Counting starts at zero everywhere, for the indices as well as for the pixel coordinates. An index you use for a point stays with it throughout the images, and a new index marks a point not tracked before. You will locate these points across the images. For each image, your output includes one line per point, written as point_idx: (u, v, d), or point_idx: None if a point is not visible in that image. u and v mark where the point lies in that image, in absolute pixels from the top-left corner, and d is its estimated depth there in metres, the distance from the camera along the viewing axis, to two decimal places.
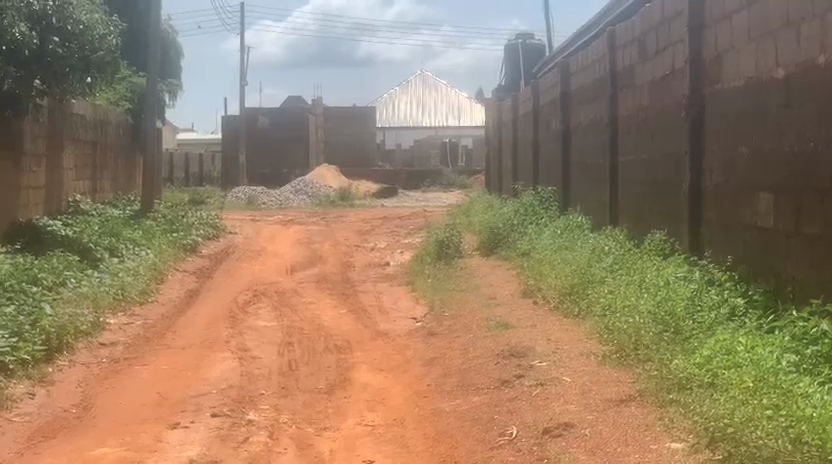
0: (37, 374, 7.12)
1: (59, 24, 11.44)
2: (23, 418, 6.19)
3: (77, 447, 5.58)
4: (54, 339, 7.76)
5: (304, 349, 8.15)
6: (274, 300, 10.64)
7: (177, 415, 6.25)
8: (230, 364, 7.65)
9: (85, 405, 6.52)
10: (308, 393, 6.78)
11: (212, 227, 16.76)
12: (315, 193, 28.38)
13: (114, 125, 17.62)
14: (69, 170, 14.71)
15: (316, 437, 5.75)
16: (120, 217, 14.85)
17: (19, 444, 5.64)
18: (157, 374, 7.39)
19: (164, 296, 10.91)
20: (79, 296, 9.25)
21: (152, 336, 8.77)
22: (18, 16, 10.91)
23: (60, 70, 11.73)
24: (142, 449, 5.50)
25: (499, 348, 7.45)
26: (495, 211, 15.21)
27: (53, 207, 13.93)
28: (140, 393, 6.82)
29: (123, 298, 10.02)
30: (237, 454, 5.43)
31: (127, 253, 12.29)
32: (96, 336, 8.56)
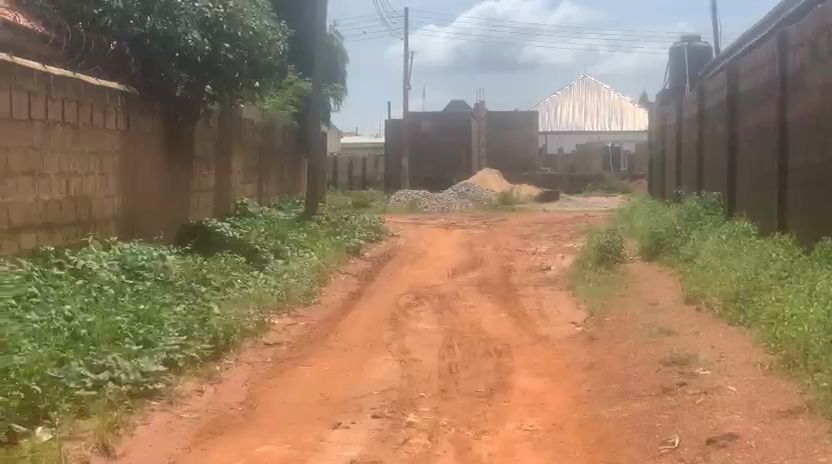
0: (205, 372, 7.31)
1: (230, 31, 11.77)
2: (191, 414, 6.37)
3: (242, 444, 5.71)
4: (222, 336, 7.98)
5: (464, 352, 8.19)
6: (435, 303, 10.71)
7: (339, 415, 6.34)
8: (392, 366, 7.73)
9: (251, 403, 6.67)
10: (467, 396, 6.81)
11: (375, 230, 16.92)
12: (478, 197, 28.42)
13: (280, 129, 17.98)
14: (237, 173, 15.10)
15: (475, 441, 5.76)
16: (286, 219, 15.17)
17: (187, 440, 5.80)
18: (320, 374, 7.52)
19: (327, 297, 11.09)
20: (247, 297, 9.50)
21: (315, 336, 8.93)
22: (191, 23, 11.34)
23: (231, 77, 12.03)
24: (305, 448, 5.61)
25: (660, 354, 7.35)
26: (658, 216, 15.01)
27: (222, 209, 14.29)
28: (303, 393, 6.94)
29: (288, 300, 10.21)
30: (398, 455, 5.48)
31: (292, 255, 12.54)
32: (261, 336, 8.74)
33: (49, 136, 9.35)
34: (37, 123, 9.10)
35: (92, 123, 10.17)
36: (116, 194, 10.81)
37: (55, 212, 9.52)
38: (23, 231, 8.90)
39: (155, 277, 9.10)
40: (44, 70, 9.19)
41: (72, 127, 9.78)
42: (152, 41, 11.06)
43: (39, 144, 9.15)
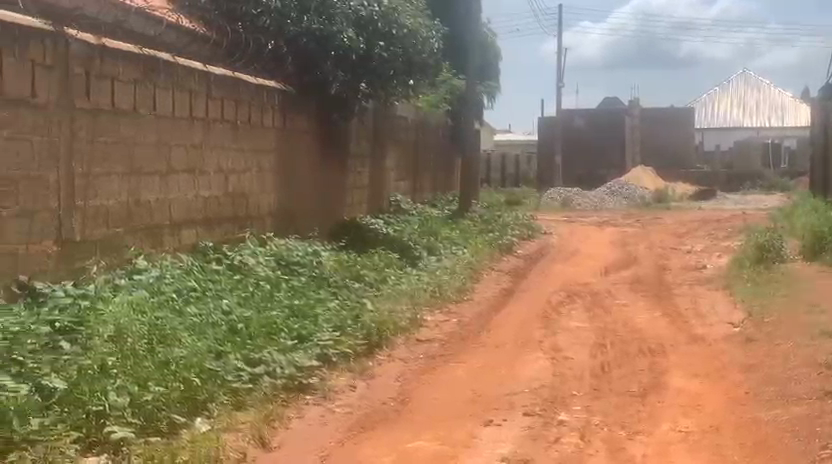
0: (358, 367, 7.34)
1: (384, 29, 11.84)
2: (344, 409, 6.40)
3: (395, 439, 5.75)
4: (376, 332, 8.08)
5: (617, 351, 8.10)
6: (587, 301, 10.62)
7: (491, 412, 6.34)
8: (544, 364, 7.70)
9: (403, 398, 6.71)
10: (620, 395, 6.73)
11: (527, 227, 16.86)
12: (632, 195, 28.08)
13: (434, 127, 18.07)
14: (391, 170, 15.23)
15: (628, 441, 5.70)
16: (439, 216, 15.25)
17: (340, 434, 5.85)
18: (472, 370, 7.53)
19: (479, 293, 11.09)
20: (400, 293, 9.59)
21: (467, 333, 8.94)
22: (347, 22, 11.41)
23: (385, 74, 12.01)
24: (457, 444, 5.62)
25: (822, 357, 7.15)
26: (820, 215, 14.61)
27: (376, 205, 14.44)
28: (455, 389, 6.96)
29: (440, 296, 10.24)
30: (549, 454, 5.45)
31: (444, 252, 12.59)
32: (414, 332, 8.75)
33: (209, 134, 9.58)
34: (198, 121, 9.33)
35: (250, 121, 10.39)
36: (273, 191, 11.02)
37: (215, 208, 9.76)
38: (183, 227, 9.17)
39: (310, 273, 9.26)
40: (204, 70, 9.42)
41: (231, 125, 10.01)
42: (309, 39, 11.22)
43: (200, 142, 9.39)
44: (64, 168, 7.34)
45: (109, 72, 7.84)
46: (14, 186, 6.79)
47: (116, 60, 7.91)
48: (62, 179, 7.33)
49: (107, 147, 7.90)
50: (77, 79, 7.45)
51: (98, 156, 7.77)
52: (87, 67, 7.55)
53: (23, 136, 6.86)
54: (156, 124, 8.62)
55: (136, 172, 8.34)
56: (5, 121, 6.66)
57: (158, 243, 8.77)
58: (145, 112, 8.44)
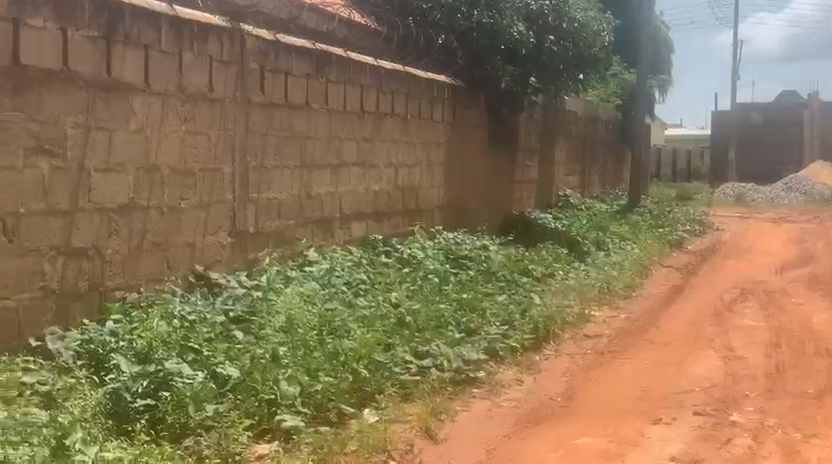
0: (525, 362, 7.30)
1: (555, 23, 11.78)
2: (512, 402, 6.37)
3: (563, 435, 5.70)
4: (543, 326, 8.03)
5: (792, 351, 7.88)
6: (761, 299, 10.37)
7: (660, 410, 6.24)
8: (715, 363, 7.54)
9: (570, 394, 6.65)
10: (795, 397, 6.55)
11: (699, 223, 16.55)
12: (809, 191, 27.30)
13: (604, 122, 17.89)
14: (560, 165, 15.15)
15: (803, 444, 5.54)
16: (608, 212, 15.09)
17: (508, 428, 5.83)
18: (641, 368, 7.42)
19: (649, 289, 10.93)
20: (567, 288, 9.52)
21: (637, 329, 8.82)
22: (517, 15, 11.43)
23: (554, 69, 12.02)
24: (625, 442, 5.55)
25: None
26: None
27: (545, 200, 14.39)
28: (623, 386, 6.87)
29: (609, 291, 10.12)
30: (720, 455, 5.34)
31: (613, 247, 12.45)
32: (582, 327, 8.65)
33: (380, 127, 9.68)
34: (369, 115, 9.44)
35: (420, 114, 10.46)
36: (442, 185, 11.10)
37: (385, 202, 9.88)
38: (354, 220, 9.31)
39: (478, 267, 9.28)
40: (375, 64, 9.51)
41: (401, 119, 10.09)
42: (479, 35, 11.18)
43: (370, 135, 9.50)
44: (239, 161, 7.52)
45: (283, 67, 7.99)
46: (193, 178, 6.99)
47: (290, 55, 8.06)
48: (238, 171, 7.51)
49: (281, 140, 8.05)
50: (252, 74, 7.62)
51: (272, 150, 7.93)
52: (262, 62, 7.71)
53: (201, 130, 7.05)
54: (328, 118, 8.75)
55: (308, 165, 8.49)
56: (184, 115, 6.85)
57: (329, 235, 8.92)
58: (318, 106, 8.58)
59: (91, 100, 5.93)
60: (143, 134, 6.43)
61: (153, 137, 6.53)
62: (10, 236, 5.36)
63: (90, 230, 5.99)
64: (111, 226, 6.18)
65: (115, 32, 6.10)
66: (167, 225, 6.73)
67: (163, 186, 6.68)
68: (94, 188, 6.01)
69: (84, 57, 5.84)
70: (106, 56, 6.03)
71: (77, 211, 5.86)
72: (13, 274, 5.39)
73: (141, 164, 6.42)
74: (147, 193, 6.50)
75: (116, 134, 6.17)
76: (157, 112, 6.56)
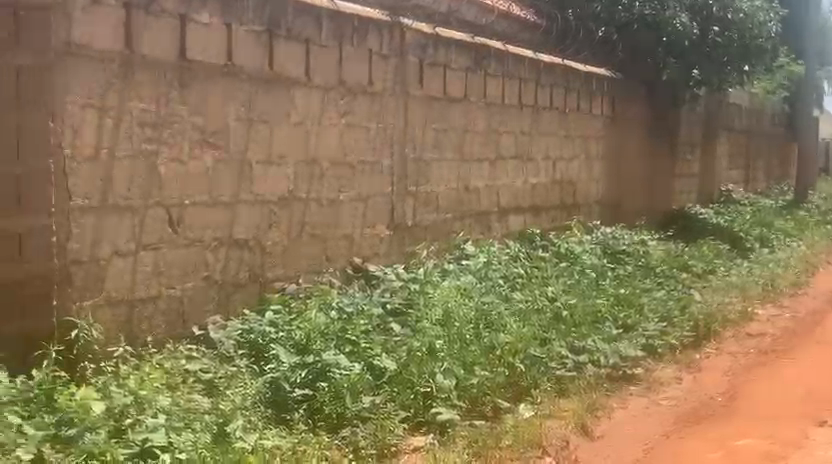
0: (684, 359, 7.13)
1: (720, 13, 11.66)
2: (670, 401, 6.24)
3: (724, 435, 5.56)
4: (704, 323, 7.86)
5: None
6: None
7: (826, 412, 6.04)
8: None
9: (731, 394, 6.49)
10: None
11: None
12: None
13: (770, 115, 17.47)
14: (724, 159, 14.85)
15: None
16: (773, 207, 14.73)
17: (666, 427, 5.71)
18: (806, 368, 7.20)
19: (816, 287, 10.61)
20: (730, 285, 9.31)
21: (802, 328, 8.57)
22: (680, 8, 11.39)
23: (719, 61, 11.82)
24: (789, 444, 5.39)
25: None
26: None
27: (706, 195, 14.13)
28: (787, 387, 6.67)
29: (774, 289, 9.85)
30: None
31: (778, 243, 12.13)
32: (744, 325, 8.42)
33: (538, 120, 9.62)
34: (527, 108, 9.39)
35: (579, 108, 10.37)
36: (601, 179, 11.00)
37: (543, 196, 9.83)
38: (511, 213, 9.28)
39: (636, 262, 9.15)
40: (534, 57, 9.47)
41: (561, 113, 10.02)
42: (641, 27, 11.23)
43: (528, 129, 9.44)
44: (398, 154, 7.56)
45: (442, 61, 8.00)
46: (351, 170, 7.05)
47: (448, 49, 8.08)
48: (396, 164, 7.55)
49: (439, 134, 8.07)
50: (411, 68, 7.65)
51: (431, 143, 7.95)
52: (420, 56, 7.73)
53: (360, 124, 7.10)
54: (486, 111, 8.74)
55: (466, 158, 8.49)
56: (344, 109, 6.92)
57: (486, 229, 8.90)
58: (476, 99, 8.56)
59: (253, 94, 6.02)
60: (303, 128, 6.51)
61: (313, 130, 6.61)
62: (175, 227, 5.49)
63: (251, 221, 6.10)
64: (271, 218, 6.28)
65: (276, 27, 6.19)
66: (325, 217, 6.82)
67: (322, 179, 6.76)
68: (256, 181, 6.11)
69: (247, 52, 5.94)
70: (269, 51, 6.12)
71: (239, 203, 5.97)
72: (177, 264, 5.52)
73: (301, 157, 6.50)
74: (306, 185, 6.59)
75: (276, 128, 6.25)
76: (317, 106, 6.63)
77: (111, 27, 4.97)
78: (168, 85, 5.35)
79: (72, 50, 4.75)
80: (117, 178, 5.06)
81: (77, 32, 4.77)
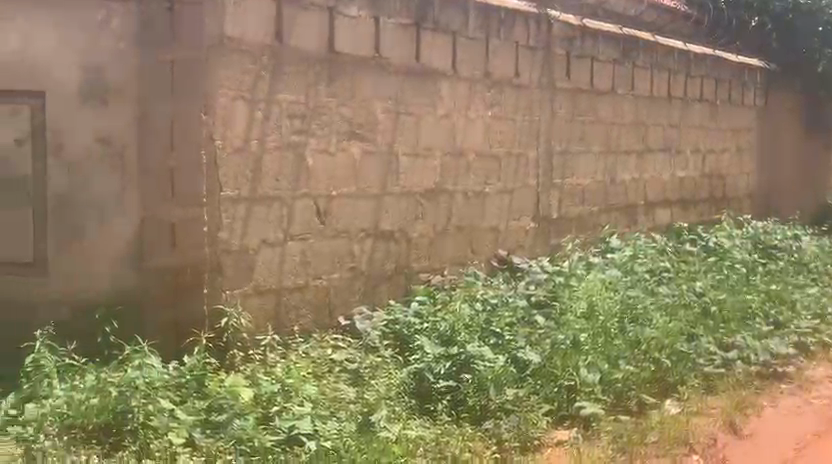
0: None
1: None
2: (823, 400, 6.08)
3: None
4: None
5: None
6: None
7: None
8: None
9: None
10: None
11: None
12: None
13: None
14: None
15: None
16: None
17: (819, 428, 5.57)
18: None
19: None
20: None
21: None
22: None
23: None
24: None
25: None
26: None
27: None
28: None
29: None
30: None
31: None
32: None
33: (688, 113, 9.47)
34: (676, 100, 9.24)
35: (730, 100, 10.17)
36: (752, 172, 10.77)
37: (691, 189, 9.67)
38: (658, 207, 9.16)
39: (789, 258, 8.92)
40: (685, 48, 9.32)
41: (711, 104, 9.84)
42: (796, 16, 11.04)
43: (677, 121, 9.30)
44: (544, 146, 7.52)
45: (589, 53, 7.93)
46: (497, 163, 7.04)
47: (596, 40, 8.01)
48: (542, 156, 7.52)
49: (586, 126, 8.01)
50: (558, 60, 7.60)
51: (577, 135, 7.89)
52: (568, 48, 7.68)
53: (506, 116, 7.09)
54: (635, 103, 8.64)
55: (613, 151, 8.40)
56: (490, 101, 6.91)
57: (632, 222, 8.81)
58: (623, 91, 8.47)
59: (400, 86, 6.06)
60: (450, 120, 6.52)
61: (459, 123, 6.62)
62: (323, 218, 5.56)
63: (397, 212, 6.14)
64: (417, 210, 6.32)
65: (424, 20, 6.21)
66: (471, 209, 6.83)
67: (469, 172, 6.77)
68: (403, 173, 6.15)
69: (395, 45, 5.98)
70: (416, 43, 6.15)
71: (386, 195, 6.02)
72: (325, 255, 5.60)
73: (447, 149, 6.52)
74: (452, 177, 6.61)
75: (423, 119, 6.28)
76: (463, 98, 6.64)
77: (261, 21, 5.06)
78: (317, 78, 5.42)
79: (224, 43, 4.84)
80: (267, 169, 5.15)
81: (229, 25, 4.85)
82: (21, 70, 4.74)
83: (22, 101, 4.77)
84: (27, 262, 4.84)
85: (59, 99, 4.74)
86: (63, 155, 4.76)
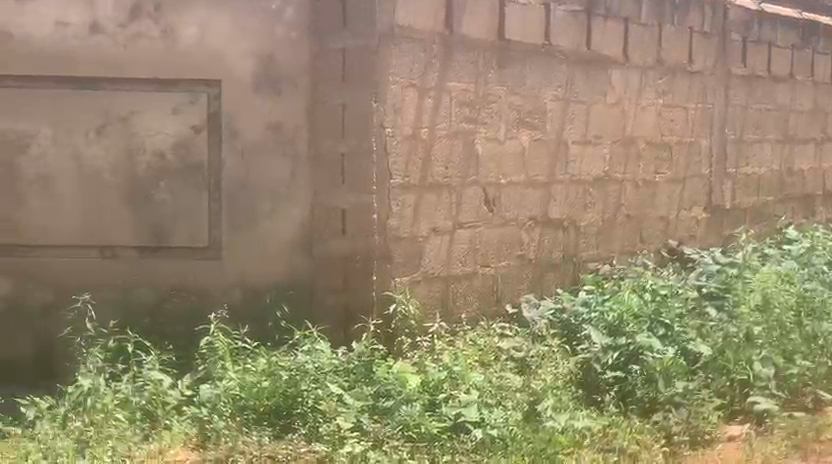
0: None
1: None
2: None
3: None
4: None
5: None
6: None
7: None
8: None
9: None
10: None
11: None
12: None
13: None
14: None
15: None
16: None
17: None
18: None
19: None
20: None
21: None
22: None
23: None
24: None
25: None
26: None
27: None
28: None
29: None
30: None
31: None
32: None
33: None
34: None
35: None
36: None
37: None
38: None
39: None
40: None
41: None
42: None
43: None
44: (718, 135, 7.35)
45: (766, 38, 7.72)
46: (669, 152, 6.92)
47: (774, 25, 7.78)
48: (716, 144, 7.35)
49: (762, 114, 7.81)
50: (734, 46, 7.42)
51: (753, 123, 7.70)
52: (744, 34, 7.48)
53: (679, 103, 6.96)
54: (814, 90, 8.38)
55: (790, 139, 8.17)
56: (663, 89, 6.79)
57: (810, 213, 8.56)
58: (802, 78, 8.21)
59: (570, 74, 6.00)
60: (620, 108, 6.43)
61: (631, 111, 6.52)
62: (491, 206, 5.54)
63: (567, 201, 6.09)
64: (587, 199, 6.25)
65: (596, 6, 6.12)
66: (642, 199, 6.73)
67: (639, 160, 6.66)
68: (573, 161, 6.09)
69: (566, 32, 5.91)
70: (587, 30, 6.08)
71: (555, 183, 5.98)
72: (493, 244, 5.59)
73: (617, 137, 6.43)
74: (622, 166, 6.52)
75: (594, 107, 6.20)
76: (635, 85, 6.54)
77: (432, 9, 5.06)
78: (486, 66, 5.41)
79: (395, 32, 4.88)
80: (436, 157, 5.16)
81: (399, 13, 4.89)
82: (201, 59, 4.83)
83: (199, 89, 4.86)
84: (202, 247, 4.91)
85: (235, 88, 4.84)
86: (238, 142, 4.86)
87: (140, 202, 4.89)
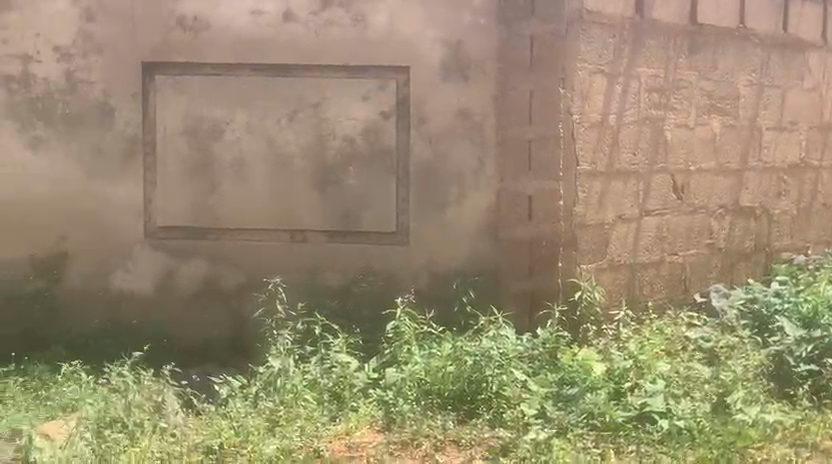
0: None
1: None
2: None
3: None
4: None
5: None
6: None
7: None
8: None
9: None
10: None
11: None
12: None
13: None
14: None
15: None
16: None
17: None
18: None
19: None
20: None
21: None
22: None
23: None
24: None
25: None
26: None
27: None
28: None
29: None
30: None
31: None
32: None
33: None
34: None
35: None
36: None
37: None
38: None
39: None
40: None
41: None
42: None
43: None
44: None
45: None
46: None
47: None
48: None
49: None
50: None
51: None
52: None
53: None
54: None
55: None
56: None
57: None
58: None
59: (765, 59, 5.83)
60: (818, 93, 6.28)
61: (828, 98, 6.43)
62: (680, 193, 5.45)
63: (760, 189, 5.94)
64: (780, 187, 6.10)
65: None
66: None
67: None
68: (766, 148, 5.93)
69: (761, 15, 5.75)
70: (783, 13, 5.90)
71: (748, 171, 5.83)
72: (681, 231, 5.49)
73: (814, 123, 6.31)
74: (818, 152, 6.43)
75: (789, 92, 6.03)
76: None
77: None
78: (677, 51, 5.31)
79: (583, 17, 4.83)
80: (624, 143, 5.09)
81: None
82: (391, 46, 4.89)
83: (388, 76, 4.92)
84: (390, 232, 4.98)
85: (422, 76, 4.88)
86: (425, 128, 4.90)
87: (330, 188, 4.98)
